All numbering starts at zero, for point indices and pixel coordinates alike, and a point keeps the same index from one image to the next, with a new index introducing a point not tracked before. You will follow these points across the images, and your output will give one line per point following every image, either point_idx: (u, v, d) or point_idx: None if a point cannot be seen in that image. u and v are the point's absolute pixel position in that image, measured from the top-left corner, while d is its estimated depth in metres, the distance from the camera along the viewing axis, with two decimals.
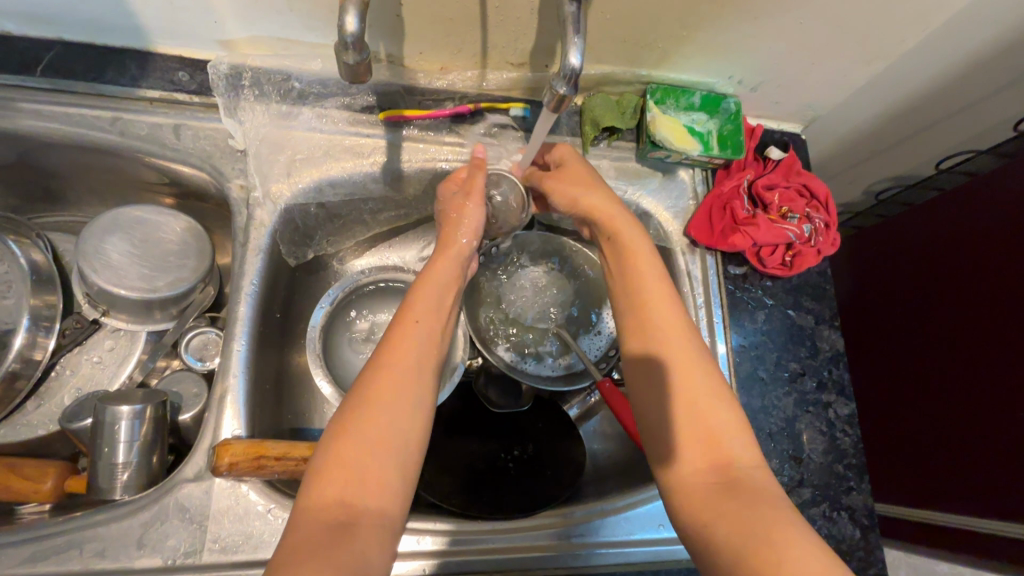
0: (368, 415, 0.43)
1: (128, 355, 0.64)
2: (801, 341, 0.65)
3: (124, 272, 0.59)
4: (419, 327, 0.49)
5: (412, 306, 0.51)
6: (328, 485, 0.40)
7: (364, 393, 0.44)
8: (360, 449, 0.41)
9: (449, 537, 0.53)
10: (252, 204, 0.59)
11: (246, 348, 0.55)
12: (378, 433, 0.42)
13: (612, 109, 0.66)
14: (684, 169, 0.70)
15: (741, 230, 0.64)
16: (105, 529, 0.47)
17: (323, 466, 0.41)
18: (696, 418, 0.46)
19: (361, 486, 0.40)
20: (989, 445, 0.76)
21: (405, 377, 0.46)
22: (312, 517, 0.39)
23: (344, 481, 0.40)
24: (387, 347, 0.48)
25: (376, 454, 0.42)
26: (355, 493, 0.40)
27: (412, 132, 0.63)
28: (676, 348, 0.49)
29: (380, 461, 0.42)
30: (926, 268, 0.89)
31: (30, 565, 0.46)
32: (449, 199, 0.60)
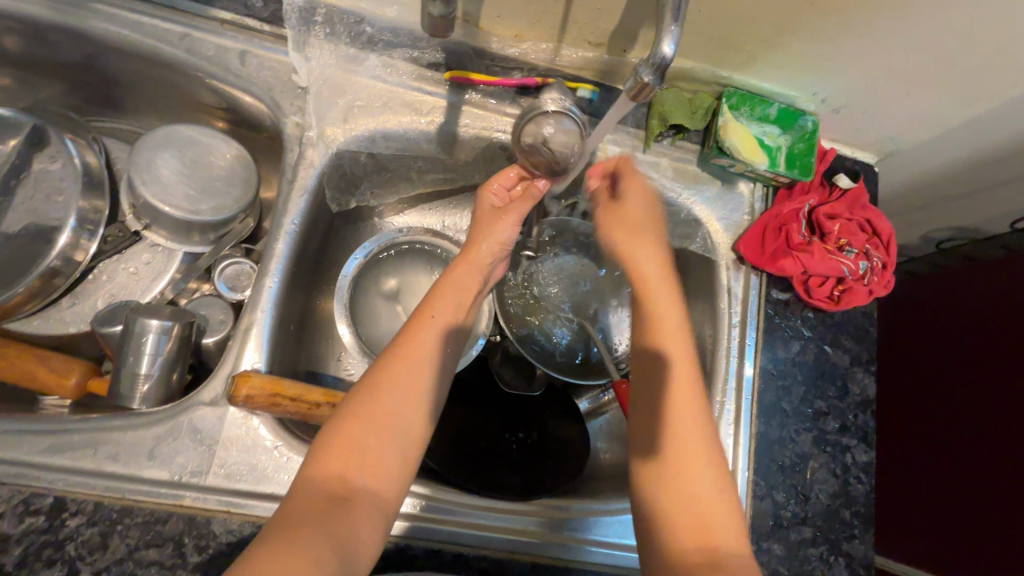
0: (377, 405, 0.45)
1: (161, 271, 0.65)
2: (831, 379, 0.63)
3: (170, 189, 0.60)
4: (434, 322, 0.52)
5: (432, 308, 0.53)
6: (330, 460, 0.42)
7: (376, 378, 0.46)
8: (362, 433, 0.43)
9: (422, 501, 0.53)
10: (304, 142, 0.58)
11: (278, 285, 0.55)
12: (380, 421, 0.44)
13: (682, 107, 0.63)
14: (745, 182, 0.67)
15: (793, 254, 0.62)
16: (120, 435, 0.49)
17: (329, 442, 0.43)
18: (682, 487, 0.46)
19: (361, 466, 0.43)
20: (1009, 532, 0.73)
21: (413, 372, 0.47)
22: (309, 489, 0.41)
23: (345, 459, 0.42)
24: (402, 340, 0.50)
25: (377, 439, 0.44)
26: (355, 471, 0.42)
27: (475, 97, 0.61)
28: (682, 416, 0.49)
29: (381, 447, 0.44)
30: (982, 332, 0.83)
31: (45, 455, 0.47)
32: (485, 213, 0.62)
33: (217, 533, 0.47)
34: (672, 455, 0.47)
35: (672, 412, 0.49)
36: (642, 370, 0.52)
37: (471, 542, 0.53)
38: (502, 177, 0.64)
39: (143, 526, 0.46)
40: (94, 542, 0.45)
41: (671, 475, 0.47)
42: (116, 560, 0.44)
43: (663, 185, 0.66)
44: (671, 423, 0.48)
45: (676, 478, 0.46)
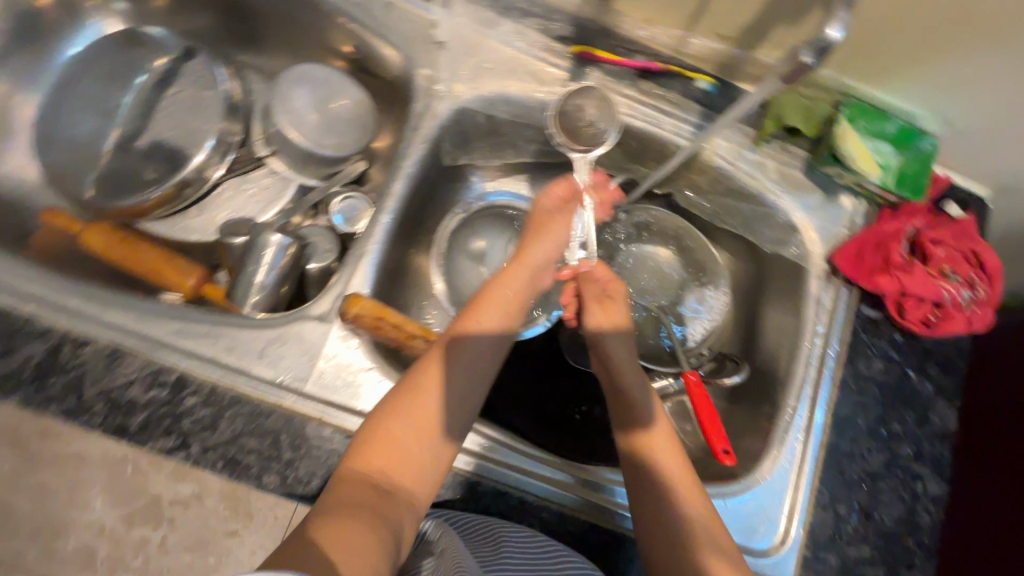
0: (413, 409, 0.48)
1: (275, 197, 0.70)
2: (912, 405, 0.62)
3: (302, 120, 0.65)
4: (477, 331, 0.53)
5: (477, 323, 0.54)
6: (373, 454, 0.46)
7: (415, 382, 0.49)
8: (399, 432, 0.46)
9: (491, 444, 0.56)
10: (433, 94, 0.61)
11: (391, 222, 0.59)
12: (418, 422, 0.47)
13: (800, 110, 0.63)
14: (848, 196, 0.67)
15: (892, 272, 0.61)
16: (238, 332, 0.53)
17: (369, 439, 0.47)
18: (660, 466, 0.53)
19: (399, 462, 0.46)
20: None
21: (449, 380, 0.50)
22: (352, 478, 0.44)
23: (386, 455, 0.46)
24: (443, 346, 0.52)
25: (412, 441, 0.47)
26: (394, 466, 0.45)
27: (595, 74, 0.64)
28: (667, 464, 0.53)
29: (417, 445, 0.47)
30: None
31: (172, 337, 0.52)
32: (540, 212, 0.62)
33: (313, 434, 0.50)
34: (654, 466, 0.53)
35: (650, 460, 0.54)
36: (621, 420, 0.57)
37: (534, 491, 0.54)
38: (555, 189, 0.63)
39: (248, 416, 0.50)
40: (206, 421, 0.49)
41: (660, 498, 0.51)
42: (222, 441, 0.49)
43: (765, 186, 0.66)
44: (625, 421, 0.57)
45: (662, 502, 0.51)
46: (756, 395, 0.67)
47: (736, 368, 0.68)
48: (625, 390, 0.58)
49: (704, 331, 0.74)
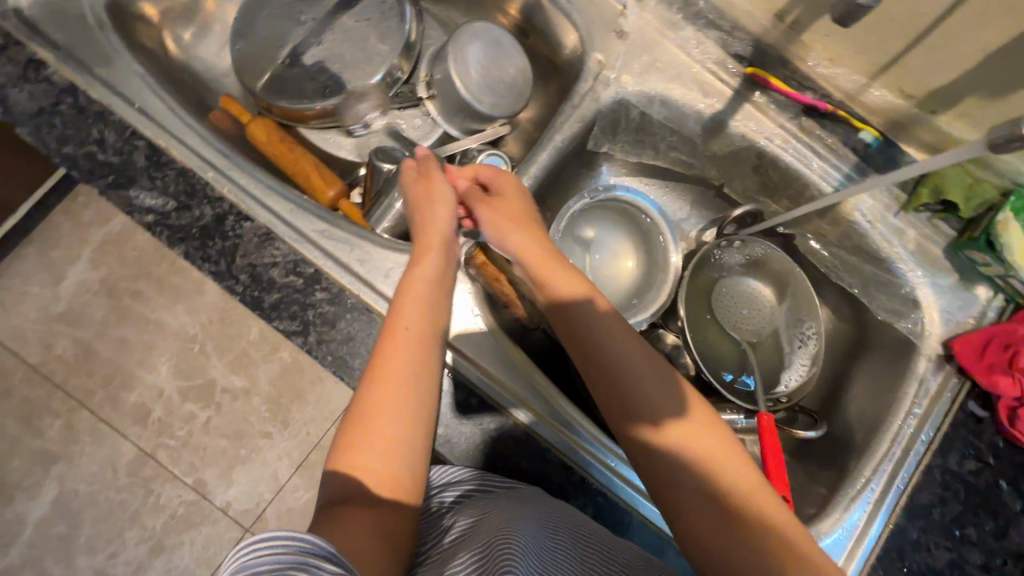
0: (370, 413, 0.45)
1: (422, 137, 0.74)
2: (996, 515, 0.59)
3: (468, 72, 0.68)
4: (413, 303, 0.50)
5: (411, 290, 0.51)
6: (345, 479, 0.43)
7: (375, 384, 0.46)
8: (363, 444, 0.43)
9: (548, 406, 0.57)
10: (600, 79, 0.63)
11: (529, 185, 0.62)
12: (373, 426, 0.44)
13: (963, 187, 0.61)
14: (986, 287, 0.64)
15: (1015, 375, 0.59)
16: (372, 248, 0.57)
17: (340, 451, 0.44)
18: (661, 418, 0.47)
19: (376, 473, 0.43)
20: None
21: (406, 363, 0.46)
22: (336, 505, 0.42)
23: (359, 474, 0.43)
24: (385, 341, 0.48)
25: (382, 435, 0.44)
26: (373, 482, 0.43)
27: (761, 99, 0.64)
28: (668, 415, 0.47)
29: (386, 452, 0.44)
30: None
31: (316, 236, 0.56)
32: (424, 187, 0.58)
33: None
34: (649, 413, 0.47)
35: (650, 414, 0.47)
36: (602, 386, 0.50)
37: (586, 467, 0.55)
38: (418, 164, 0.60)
39: (365, 324, 0.53)
40: (328, 317, 0.53)
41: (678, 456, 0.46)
42: (338, 338, 0.53)
43: (899, 254, 0.65)
44: (625, 400, 0.48)
45: (679, 460, 0.45)
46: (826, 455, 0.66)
47: (811, 425, 0.66)
48: (594, 339, 0.50)
49: (793, 380, 0.71)
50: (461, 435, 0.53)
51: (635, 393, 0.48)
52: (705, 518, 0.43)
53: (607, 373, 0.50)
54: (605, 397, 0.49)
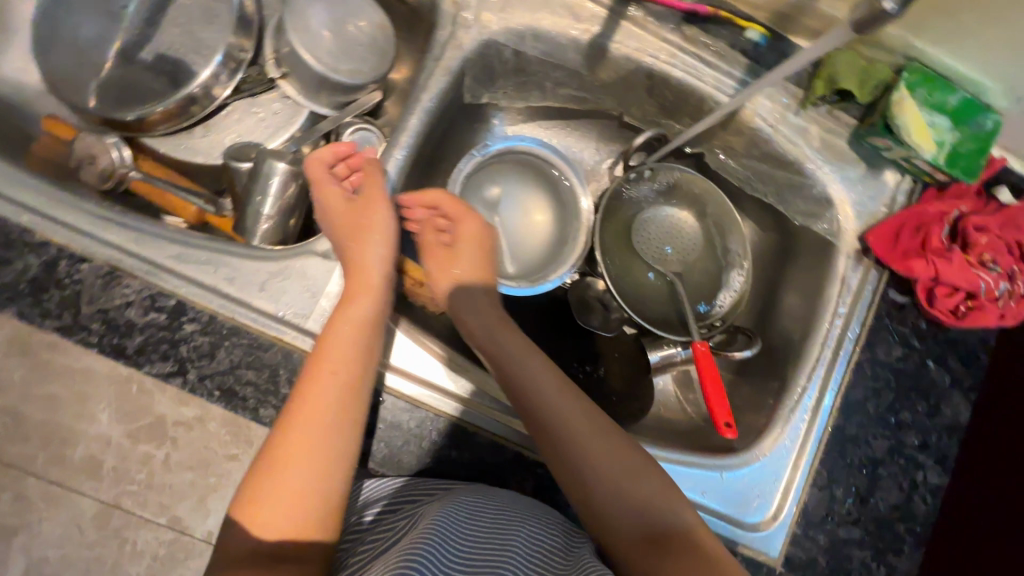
0: (278, 469, 0.42)
1: (287, 122, 0.67)
2: (925, 395, 0.60)
3: (317, 42, 0.60)
4: (332, 366, 0.46)
5: (327, 357, 0.46)
6: (247, 525, 0.41)
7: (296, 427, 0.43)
8: (269, 494, 0.41)
9: (472, 388, 0.54)
10: (459, 23, 0.56)
11: (403, 159, 0.56)
12: (283, 478, 0.42)
13: (856, 73, 0.58)
14: (892, 172, 0.63)
15: (928, 257, 0.58)
16: (240, 262, 0.51)
17: (250, 494, 0.41)
18: (607, 468, 0.48)
19: (278, 524, 0.41)
20: None
21: (323, 421, 0.44)
22: (230, 558, 0.40)
23: (261, 524, 0.41)
24: (303, 402, 0.44)
25: (306, 476, 0.42)
26: (275, 535, 0.41)
27: (637, 14, 0.58)
28: (613, 466, 0.48)
29: (295, 504, 0.42)
30: None
31: (173, 262, 0.50)
32: (337, 203, 0.55)
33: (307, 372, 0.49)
34: (597, 462, 0.48)
35: (598, 462, 0.48)
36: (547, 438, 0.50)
37: (531, 447, 0.53)
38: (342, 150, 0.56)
39: (247, 348, 0.49)
40: (204, 349, 0.48)
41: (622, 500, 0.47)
42: (222, 370, 0.48)
43: (805, 154, 0.62)
44: (572, 453, 0.48)
45: (624, 506, 0.47)
46: (765, 369, 0.65)
47: (747, 343, 0.65)
48: (544, 399, 0.51)
49: (724, 304, 0.71)
50: (389, 442, 0.50)
51: (565, 430, 0.49)
52: (644, 559, 0.44)
53: (562, 424, 0.50)
54: (551, 449, 0.49)
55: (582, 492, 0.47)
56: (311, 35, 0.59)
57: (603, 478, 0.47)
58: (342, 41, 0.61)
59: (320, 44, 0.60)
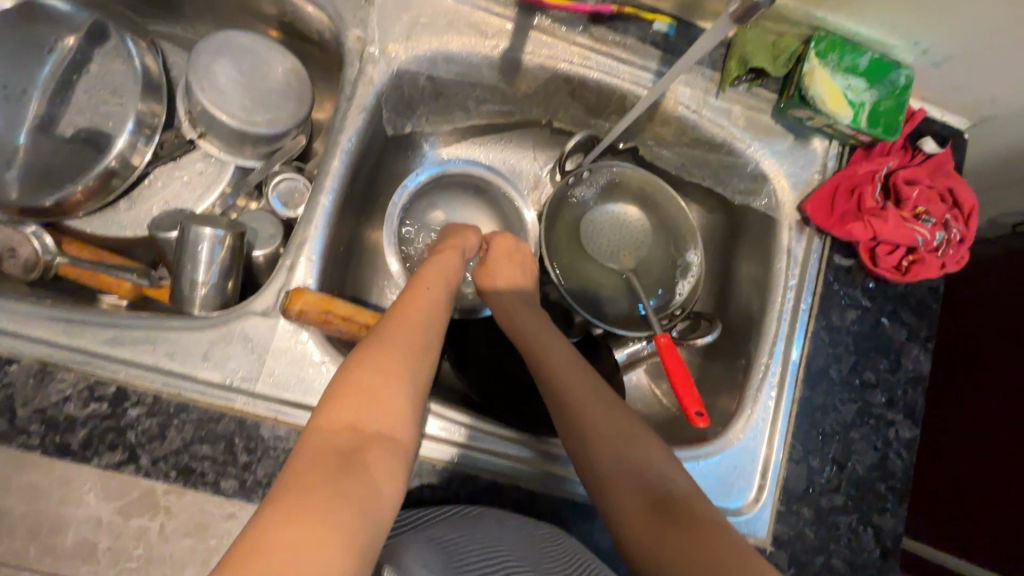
0: (365, 375, 0.39)
1: (213, 183, 0.65)
2: (885, 352, 0.61)
3: (227, 97, 0.59)
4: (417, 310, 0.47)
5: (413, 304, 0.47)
6: (338, 409, 0.37)
7: (376, 341, 0.42)
8: (361, 393, 0.38)
9: (469, 431, 0.54)
10: (365, 58, 0.56)
11: (331, 204, 0.55)
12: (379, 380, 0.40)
13: (765, 51, 0.58)
14: (820, 139, 0.64)
15: (864, 219, 0.59)
16: (177, 334, 0.50)
17: (335, 393, 0.38)
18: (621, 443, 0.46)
19: (373, 413, 0.38)
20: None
21: (411, 345, 0.43)
22: (318, 440, 0.36)
23: (355, 408, 0.38)
24: (392, 325, 0.44)
25: (390, 383, 0.40)
26: (367, 421, 0.38)
27: (544, 23, 0.58)
28: (629, 440, 0.46)
29: (388, 402, 0.39)
30: None
31: (107, 348, 0.48)
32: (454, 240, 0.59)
33: (263, 436, 0.49)
34: (617, 436, 0.46)
35: (618, 438, 0.46)
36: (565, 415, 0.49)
37: (512, 474, 0.53)
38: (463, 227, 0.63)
39: (198, 422, 0.48)
40: (153, 432, 0.47)
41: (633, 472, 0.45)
42: (173, 450, 0.47)
43: (732, 134, 0.62)
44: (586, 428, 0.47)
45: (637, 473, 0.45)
46: (729, 350, 0.66)
47: (710, 327, 0.66)
48: (560, 380, 0.50)
49: (683, 290, 0.71)
50: None
51: (576, 396, 0.49)
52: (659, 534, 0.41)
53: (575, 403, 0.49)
54: (569, 426, 0.48)
55: (587, 452, 0.46)
56: (220, 90, 0.58)
57: (617, 450, 0.46)
58: (255, 91, 0.59)
59: (233, 98, 0.59)
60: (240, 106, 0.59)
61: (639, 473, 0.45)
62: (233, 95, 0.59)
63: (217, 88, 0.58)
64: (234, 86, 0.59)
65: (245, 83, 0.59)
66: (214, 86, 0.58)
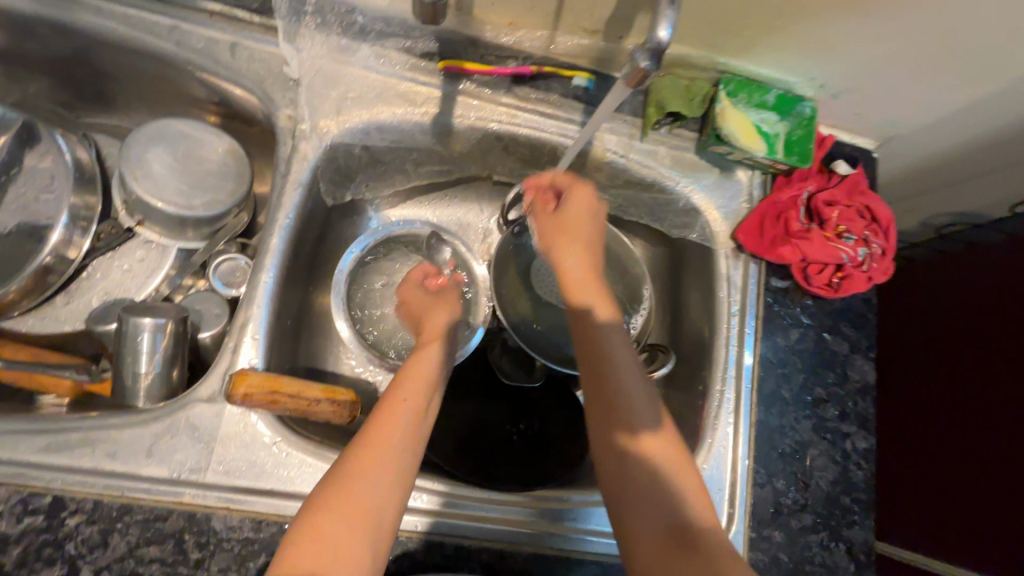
0: (376, 428, 0.45)
1: (155, 268, 0.64)
2: (831, 366, 0.63)
3: (163, 184, 0.59)
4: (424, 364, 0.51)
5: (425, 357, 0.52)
6: (347, 466, 0.43)
7: (346, 469, 0.43)
8: (370, 448, 0.44)
9: (444, 498, 0.53)
10: (297, 135, 0.57)
11: (274, 280, 0.55)
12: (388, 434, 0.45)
13: (680, 95, 0.62)
14: (743, 170, 0.67)
15: (793, 242, 0.62)
16: (118, 432, 0.48)
17: (300, 541, 0.40)
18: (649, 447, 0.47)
19: (377, 469, 0.43)
20: None
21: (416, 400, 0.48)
22: (329, 494, 0.42)
23: (362, 464, 0.43)
24: (402, 380, 0.50)
25: (396, 440, 0.45)
26: (371, 477, 0.42)
27: (468, 87, 0.61)
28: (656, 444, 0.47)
29: (392, 456, 0.44)
30: None
31: (44, 455, 0.46)
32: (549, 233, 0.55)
33: (214, 530, 0.47)
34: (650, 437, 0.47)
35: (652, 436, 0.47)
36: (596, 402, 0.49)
37: (495, 537, 0.52)
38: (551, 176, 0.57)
39: (144, 523, 0.46)
40: (95, 540, 0.45)
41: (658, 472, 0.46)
42: (117, 557, 0.45)
43: (661, 173, 0.65)
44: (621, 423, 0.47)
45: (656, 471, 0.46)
46: (686, 380, 0.67)
47: (664, 360, 0.65)
48: (605, 364, 0.49)
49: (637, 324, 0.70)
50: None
51: (633, 404, 0.47)
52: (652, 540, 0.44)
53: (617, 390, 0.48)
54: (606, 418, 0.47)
55: (625, 496, 0.46)
56: (154, 178, 0.58)
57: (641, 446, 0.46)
58: (190, 174, 0.60)
59: (168, 184, 0.59)
60: (176, 190, 0.59)
61: (670, 517, 0.44)
62: (168, 180, 0.59)
63: (151, 175, 0.58)
64: (169, 171, 0.59)
65: (180, 167, 0.59)
66: (148, 174, 0.58)
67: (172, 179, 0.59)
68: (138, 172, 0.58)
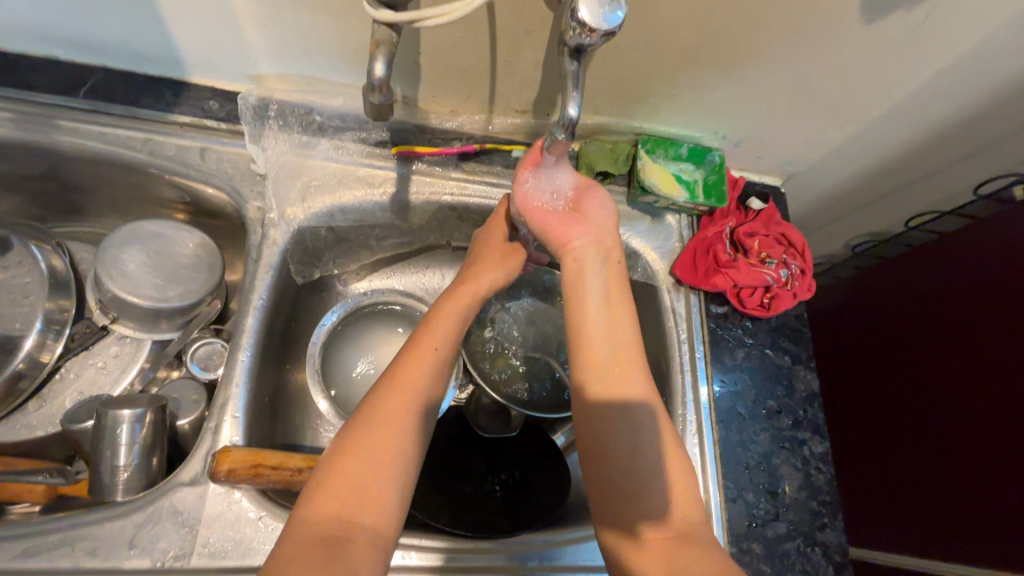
0: (363, 450, 0.45)
1: (130, 363, 0.66)
2: (778, 379, 0.68)
3: (137, 281, 0.62)
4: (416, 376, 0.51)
5: (422, 365, 0.51)
6: (328, 499, 0.42)
7: (371, 419, 0.47)
8: (359, 474, 0.44)
9: (443, 555, 0.55)
10: (267, 223, 0.62)
11: (250, 359, 0.58)
12: (382, 459, 0.45)
13: (606, 156, 0.71)
14: (671, 215, 0.75)
15: (723, 271, 0.69)
16: (98, 528, 0.48)
17: (321, 488, 0.43)
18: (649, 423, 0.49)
19: (362, 501, 0.43)
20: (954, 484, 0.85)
21: (405, 418, 0.48)
22: (311, 528, 0.41)
23: (346, 495, 0.43)
24: (393, 394, 0.49)
25: (383, 465, 0.45)
26: (354, 509, 0.42)
27: (420, 167, 0.68)
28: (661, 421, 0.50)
29: (379, 484, 0.44)
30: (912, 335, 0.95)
31: (21, 561, 0.46)
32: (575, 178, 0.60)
33: None
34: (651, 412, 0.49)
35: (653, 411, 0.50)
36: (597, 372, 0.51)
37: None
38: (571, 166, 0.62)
39: None
40: None
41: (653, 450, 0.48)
42: None
43: None
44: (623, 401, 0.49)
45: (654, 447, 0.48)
46: None
47: None
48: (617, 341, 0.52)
49: None
50: None
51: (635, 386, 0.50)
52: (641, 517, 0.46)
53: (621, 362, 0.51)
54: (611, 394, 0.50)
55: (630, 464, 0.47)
56: (128, 275, 0.62)
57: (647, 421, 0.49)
58: (165, 268, 0.63)
59: (143, 279, 0.62)
60: (151, 284, 0.62)
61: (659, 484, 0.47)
62: (143, 275, 0.62)
63: (126, 273, 0.62)
64: (144, 267, 0.62)
65: (154, 263, 0.63)
66: (123, 272, 0.62)
67: (146, 274, 0.62)
68: (113, 271, 0.61)
